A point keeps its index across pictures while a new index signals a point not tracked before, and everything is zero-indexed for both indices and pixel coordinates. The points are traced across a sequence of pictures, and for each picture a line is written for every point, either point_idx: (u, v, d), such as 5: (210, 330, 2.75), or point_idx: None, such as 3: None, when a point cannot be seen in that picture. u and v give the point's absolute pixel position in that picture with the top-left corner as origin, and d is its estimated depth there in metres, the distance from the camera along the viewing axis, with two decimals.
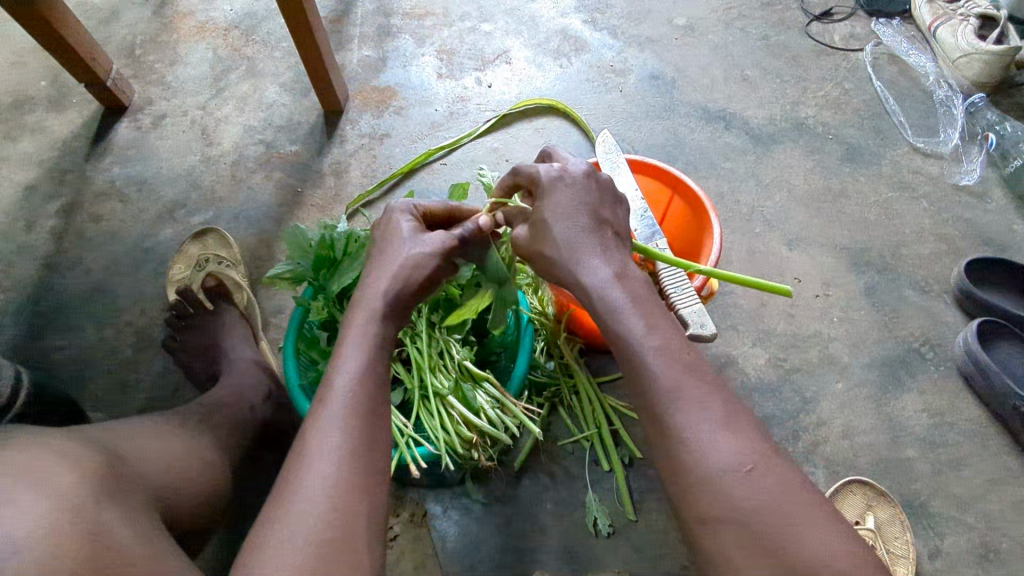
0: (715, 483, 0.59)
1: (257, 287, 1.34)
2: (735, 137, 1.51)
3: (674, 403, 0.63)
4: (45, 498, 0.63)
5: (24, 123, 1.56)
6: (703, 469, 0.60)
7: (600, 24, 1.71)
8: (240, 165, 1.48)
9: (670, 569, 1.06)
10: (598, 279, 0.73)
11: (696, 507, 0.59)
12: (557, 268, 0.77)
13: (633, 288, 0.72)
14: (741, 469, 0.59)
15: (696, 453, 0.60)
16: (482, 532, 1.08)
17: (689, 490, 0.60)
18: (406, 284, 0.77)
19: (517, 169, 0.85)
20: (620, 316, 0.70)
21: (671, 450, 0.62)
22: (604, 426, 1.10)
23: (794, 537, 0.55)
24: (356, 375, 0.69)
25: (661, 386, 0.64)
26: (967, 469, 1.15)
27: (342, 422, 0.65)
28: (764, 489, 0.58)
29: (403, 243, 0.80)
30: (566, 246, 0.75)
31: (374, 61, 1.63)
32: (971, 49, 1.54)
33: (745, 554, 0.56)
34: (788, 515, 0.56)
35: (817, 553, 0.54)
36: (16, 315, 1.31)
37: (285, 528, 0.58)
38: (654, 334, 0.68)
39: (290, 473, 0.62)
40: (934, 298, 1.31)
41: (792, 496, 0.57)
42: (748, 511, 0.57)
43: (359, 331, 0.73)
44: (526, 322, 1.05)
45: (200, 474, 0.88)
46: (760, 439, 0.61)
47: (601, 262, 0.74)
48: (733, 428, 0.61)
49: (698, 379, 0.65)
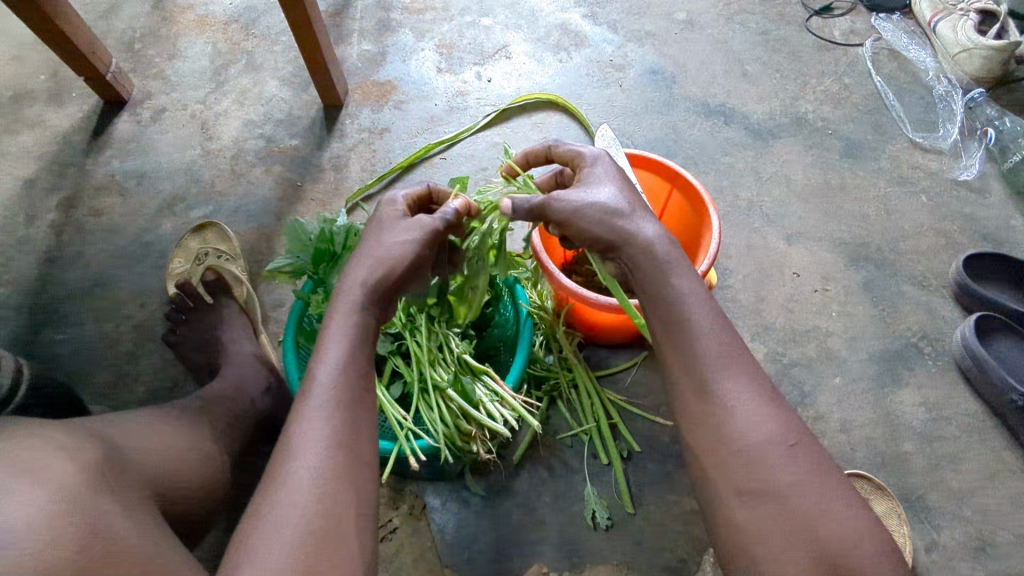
0: (757, 452, 0.63)
1: (257, 280, 1.34)
2: (734, 132, 1.51)
3: (722, 371, 0.67)
4: (44, 487, 0.63)
5: (23, 117, 1.56)
6: (745, 439, 0.64)
7: (599, 19, 1.71)
8: (240, 159, 1.48)
9: (668, 561, 1.06)
10: (650, 237, 0.75)
11: (731, 477, 0.63)
12: (601, 222, 0.76)
13: (681, 253, 0.76)
14: (783, 444, 0.63)
15: (739, 421, 0.65)
16: (481, 524, 1.09)
17: (726, 457, 0.64)
18: (386, 272, 0.75)
19: (552, 145, 0.88)
20: (676, 271, 0.73)
21: (714, 416, 0.66)
22: (603, 420, 1.11)
23: (827, 514, 0.59)
24: (342, 368, 0.68)
25: (711, 353, 0.68)
26: (965, 463, 1.15)
27: (326, 415, 0.65)
28: (802, 467, 0.62)
29: (385, 234, 0.78)
30: (616, 204, 0.77)
31: (373, 55, 1.63)
32: (970, 44, 1.54)
33: (776, 526, 0.60)
34: (820, 493, 0.61)
35: (849, 533, 0.58)
36: (16, 308, 1.31)
37: (273, 521, 0.59)
38: (706, 304, 0.72)
39: (277, 467, 0.63)
40: (932, 292, 1.31)
41: (826, 476, 0.62)
42: (785, 486, 0.61)
43: (340, 323, 0.72)
44: (526, 316, 1.04)
45: (200, 466, 0.88)
46: (797, 420, 0.66)
47: (647, 222, 0.77)
48: (774, 405, 0.66)
49: (744, 354, 0.69)
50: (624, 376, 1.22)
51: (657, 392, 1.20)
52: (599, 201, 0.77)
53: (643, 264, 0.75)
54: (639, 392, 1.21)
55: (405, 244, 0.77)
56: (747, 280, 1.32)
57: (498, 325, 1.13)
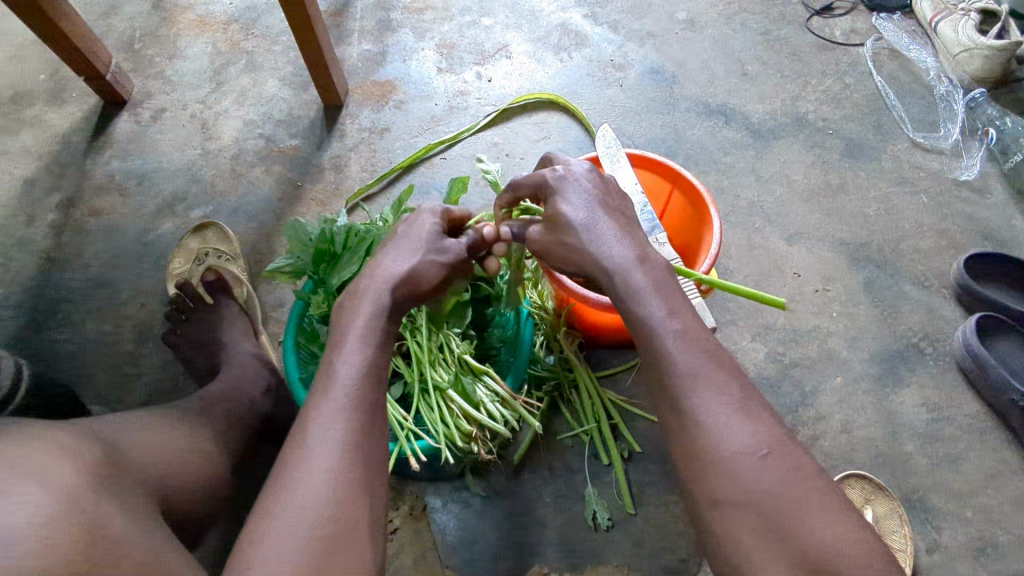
0: (729, 463, 0.60)
1: (257, 280, 1.34)
2: (735, 132, 1.51)
3: (691, 385, 0.65)
4: (44, 488, 0.63)
5: (23, 117, 1.56)
6: (717, 452, 0.61)
7: (600, 19, 1.71)
8: (240, 158, 1.48)
9: (668, 562, 1.06)
10: (619, 263, 0.74)
11: (708, 489, 0.61)
12: (573, 260, 0.78)
13: (648, 268, 0.73)
14: (756, 453, 0.60)
15: (710, 435, 0.62)
16: (482, 525, 1.09)
17: (702, 471, 0.62)
18: (413, 278, 0.77)
19: (513, 187, 0.87)
20: (642, 299, 0.71)
21: (686, 431, 0.64)
22: (603, 420, 1.11)
23: (804, 519, 0.57)
24: (360, 369, 0.68)
25: (679, 368, 0.66)
26: (966, 463, 1.15)
27: (342, 415, 0.65)
28: (778, 473, 0.59)
29: (416, 244, 0.80)
30: (581, 241, 0.76)
31: (374, 54, 1.63)
32: (971, 44, 1.53)
33: (757, 534, 0.58)
34: (799, 501, 0.58)
35: (827, 538, 0.56)
36: (16, 308, 1.31)
37: (287, 522, 0.59)
38: (675, 318, 0.69)
39: (290, 466, 0.62)
40: (934, 292, 1.31)
41: (804, 481, 0.59)
42: (762, 494, 0.59)
43: (360, 323, 0.72)
44: (526, 316, 1.08)
45: (200, 467, 0.88)
46: (774, 424, 0.63)
47: (619, 245, 0.75)
48: (748, 412, 0.63)
49: (716, 363, 0.66)
50: (625, 376, 1.22)
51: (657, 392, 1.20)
52: (567, 243, 0.78)
53: (613, 287, 0.74)
54: (639, 393, 1.21)
55: (436, 263, 0.79)
56: (748, 280, 1.32)
57: (499, 325, 1.14)
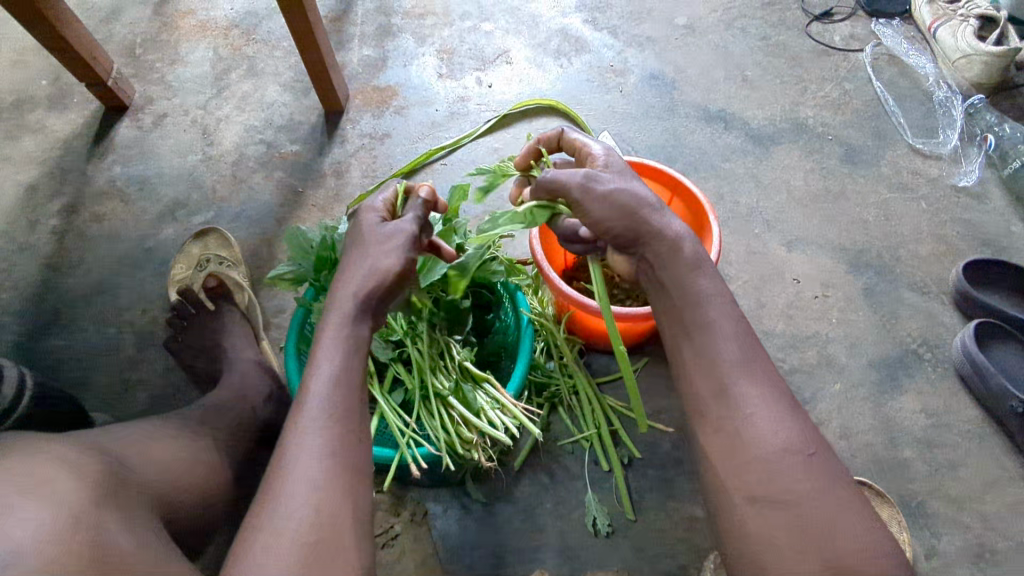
0: (774, 461, 0.64)
1: (258, 286, 1.35)
2: (734, 138, 1.51)
3: (743, 377, 0.68)
4: (46, 505, 0.64)
5: (24, 122, 1.56)
6: (760, 446, 0.65)
7: (600, 25, 1.71)
8: (241, 164, 1.49)
9: (668, 568, 1.06)
10: (678, 233, 0.77)
11: (746, 486, 0.65)
12: (625, 212, 0.76)
13: (706, 253, 0.77)
14: (801, 453, 0.64)
15: (757, 428, 0.66)
16: (482, 532, 1.09)
17: (744, 464, 0.65)
18: (375, 282, 0.75)
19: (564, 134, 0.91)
20: (705, 272, 0.75)
21: (732, 421, 0.67)
22: (603, 427, 1.10)
23: (839, 526, 0.60)
24: (334, 379, 0.69)
25: (732, 355, 0.69)
26: (965, 470, 1.16)
27: (320, 425, 0.66)
28: (817, 475, 0.63)
29: (370, 246, 0.78)
30: (646, 198, 0.78)
31: (375, 60, 1.63)
32: (971, 50, 1.54)
33: (790, 534, 0.61)
34: (835, 506, 0.61)
35: (858, 542, 0.59)
36: (17, 315, 1.31)
37: (269, 532, 0.60)
38: (729, 303, 0.73)
39: (274, 479, 0.63)
40: (932, 299, 1.32)
41: (841, 486, 0.63)
42: (801, 495, 0.62)
43: (332, 332, 0.72)
44: (526, 323, 1.04)
45: (202, 476, 0.89)
46: (814, 428, 0.67)
47: (673, 219, 0.78)
48: (794, 413, 0.67)
49: (763, 360, 0.70)
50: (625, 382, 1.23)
51: (656, 399, 1.21)
52: (628, 193, 0.77)
53: (671, 259, 0.75)
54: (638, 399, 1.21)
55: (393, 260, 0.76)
56: (748, 287, 1.32)
57: (498, 331, 1.15)
